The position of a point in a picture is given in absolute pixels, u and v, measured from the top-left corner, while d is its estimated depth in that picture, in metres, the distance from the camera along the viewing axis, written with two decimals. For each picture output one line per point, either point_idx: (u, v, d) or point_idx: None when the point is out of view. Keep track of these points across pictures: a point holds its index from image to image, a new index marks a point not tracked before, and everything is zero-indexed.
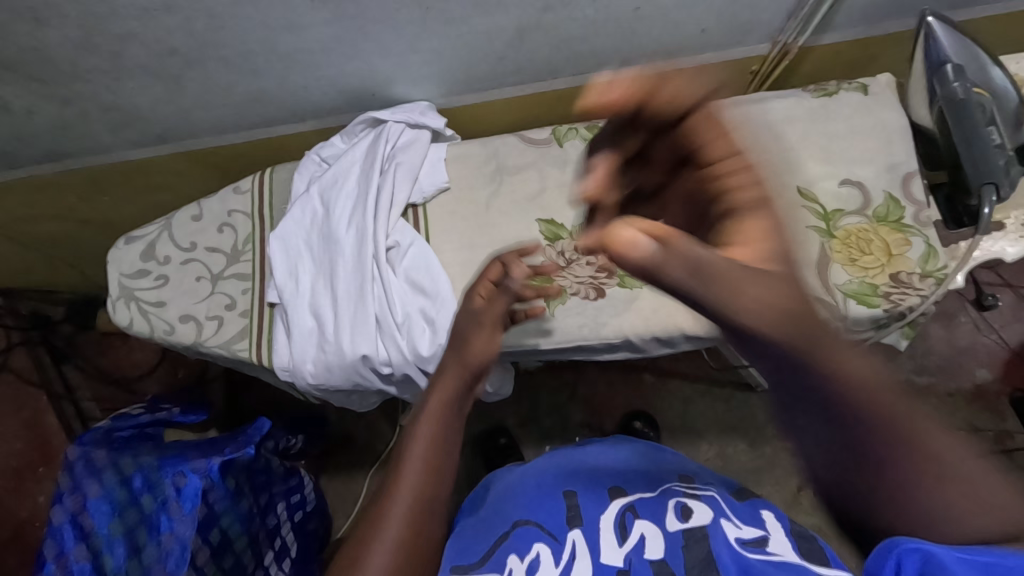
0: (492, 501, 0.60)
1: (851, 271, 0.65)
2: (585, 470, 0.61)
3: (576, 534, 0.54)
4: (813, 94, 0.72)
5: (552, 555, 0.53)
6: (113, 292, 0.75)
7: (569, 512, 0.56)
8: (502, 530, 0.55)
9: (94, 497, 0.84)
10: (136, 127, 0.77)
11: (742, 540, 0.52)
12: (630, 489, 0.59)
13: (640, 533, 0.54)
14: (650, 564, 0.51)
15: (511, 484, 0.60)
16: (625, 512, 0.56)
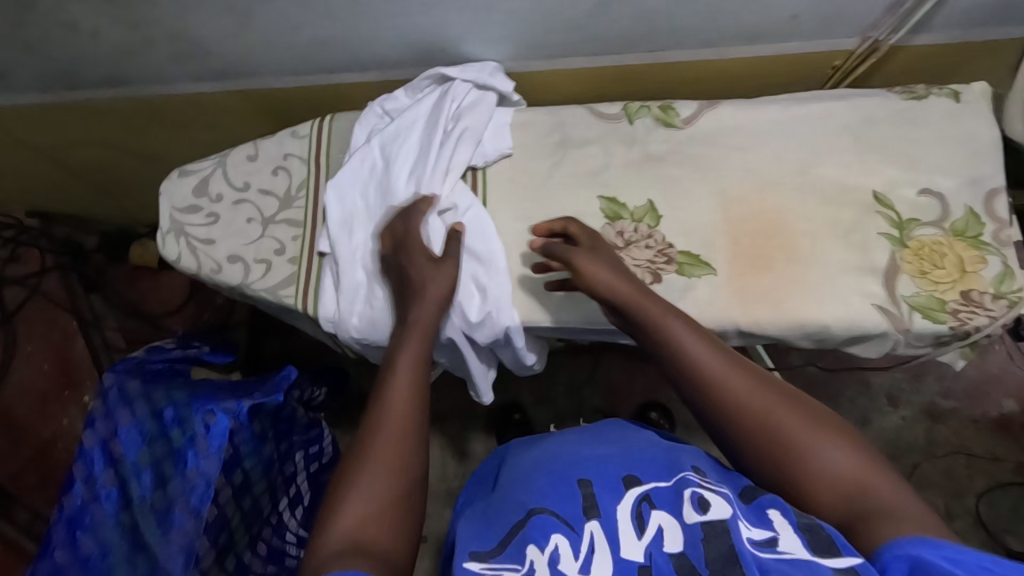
0: (507, 480, 0.54)
1: (920, 283, 0.63)
2: (598, 448, 0.51)
3: (595, 525, 0.46)
4: (899, 95, 0.69)
5: (572, 546, 0.45)
6: (163, 224, 0.74)
7: (585, 501, 0.47)
8: (517, 517, 0.48)
9: (125, 425, 0.85)
10: (199, 60, 0.76)
11: (785, 542, 0.42)
12: (648, 476, 0.49)
13: (657, 524, 0.45)
14: (671, 557, 0.43)
15: (522, 459, 0.54)
16: (642, 501, 0.47)
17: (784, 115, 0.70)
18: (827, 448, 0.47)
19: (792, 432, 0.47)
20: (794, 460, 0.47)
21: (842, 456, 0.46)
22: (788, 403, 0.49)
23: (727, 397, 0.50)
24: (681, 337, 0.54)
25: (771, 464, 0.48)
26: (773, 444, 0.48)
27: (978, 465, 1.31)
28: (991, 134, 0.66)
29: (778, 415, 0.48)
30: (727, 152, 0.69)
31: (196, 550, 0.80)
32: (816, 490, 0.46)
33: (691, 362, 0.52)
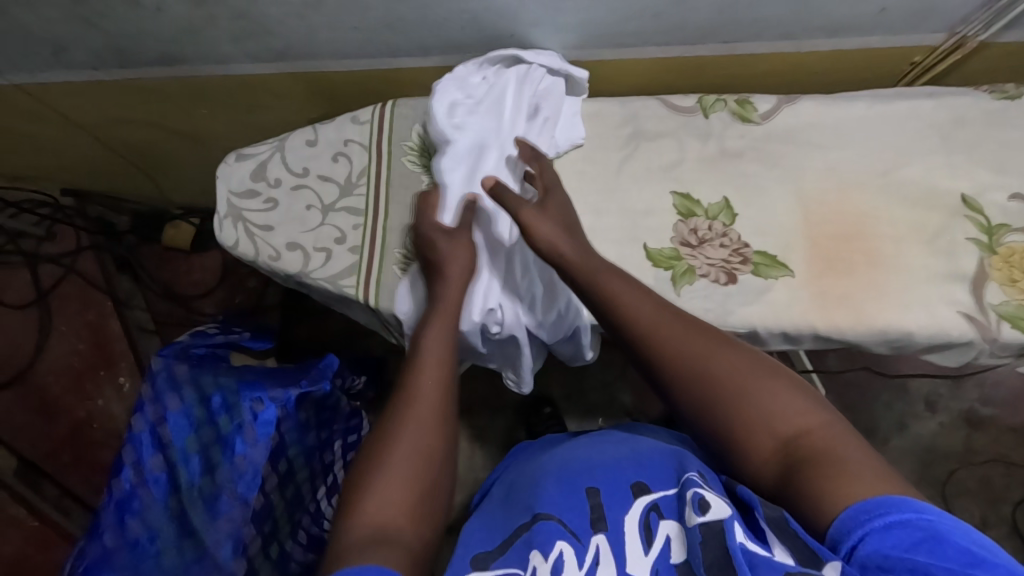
0: (517, 492, 0.57)
1: (1010, 292, 0.61)
2: (609, 458, 0.55)
3: (601, 537, 0.46)
4: (991, 95, 0.67)
5: (576, 555, 0.45)
6: (220, 209, 0.72)
7: (593, 513, 0.49)
8: (524, 522, 0.50)
9: (174, 410, 0.84)
10: (260, 40, 0.74)
11: (780, 547, 0.38)
12: (656, 484, 0.50)
13: (665, 535, 0.45)
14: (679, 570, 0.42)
15: (534, 473, 0.58)
16: (649, 512, 0.47)
17: (868, 113, 0.68)
18: (761, 393, 0.45)
19: (733, 379, 0.47)
20: (732, 405, 0.46)
21: (798, 410, 0.44)
22: (723, 353, 0.48)
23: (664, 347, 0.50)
24: (616, 293, 0.53)
25: (709, 414, 0.47)
26: (709, 392, 0.47)
27: (1016, 474, 1.29)
28: None
29: (712, 364, 0.48)
30: (806, 150, 0.67)
31: (242, 537, 0.81)
32: (755, 436, 0.45)
33: (625, 316, 0.52)
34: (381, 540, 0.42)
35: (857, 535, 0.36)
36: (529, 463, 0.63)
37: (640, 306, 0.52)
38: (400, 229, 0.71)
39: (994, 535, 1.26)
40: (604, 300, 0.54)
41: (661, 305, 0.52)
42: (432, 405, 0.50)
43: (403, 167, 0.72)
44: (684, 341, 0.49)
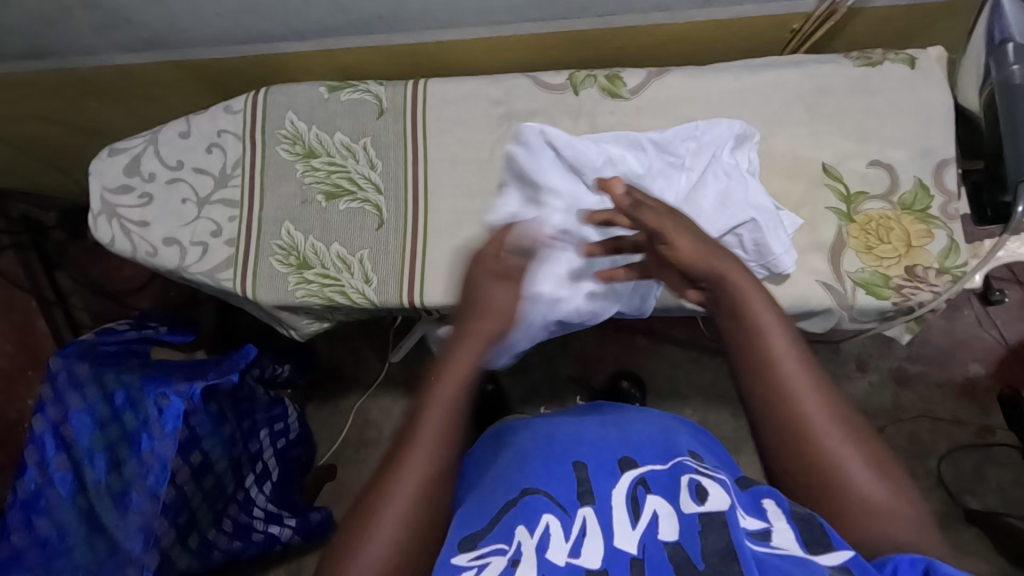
0: (499, 462, 0.55)
1: (866, 259, 0.62)
2: (592, 432, 0.55)
3: (587, 510, 0.46)
4: (855, 62, 0.66)
5: (563, 528, 0.45)
6: (94, 206, 0.71)
7: (580, 486, 0.48)
8: (508, 497, 0.48)
9: (76, 409, 0.84)
10: (124, 30, 0.72)
11: (778, 538, 0.42)
12: (643, 459, 0.50)
13: (652, 510, 0.46)
14: (665, 546, 0.43)
15: (517, 444, 0.57)
16: (637, 485, 0.48)
17: (735, 84, 0.67)
18: (868, 476, 0.45)
19: (821, 432, 0.45)
20: (839, 490, 0.45)
21: (870, 479, 0.45)
22: (851, 434, 0.46)
23: (801, 419, 0.46)
24: (766, 333, 0.48)
25: (793, 459, 0.46)
26: (812, 465, 0.45)
27: (942, 428, 1.27)
28: (945, 101, 0.64)
29: (836, 447, 0.45)
30: (677, 124, 0.67)
31: (154, 531, 0.81)
32: (829, 506, 0.45)
33: (776, 370, 0.47)
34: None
35: (917, 556, 0.40)
36: (518, 429, 0.61)
37: (785, 363, 0.47)
38: (275, 219, 0.70)
39: (921, 488, 1.24)
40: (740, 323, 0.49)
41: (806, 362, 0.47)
42: (430, 440, 0.46)
43: (277, 156, 0.71)
44: (825, 414, 0.46)
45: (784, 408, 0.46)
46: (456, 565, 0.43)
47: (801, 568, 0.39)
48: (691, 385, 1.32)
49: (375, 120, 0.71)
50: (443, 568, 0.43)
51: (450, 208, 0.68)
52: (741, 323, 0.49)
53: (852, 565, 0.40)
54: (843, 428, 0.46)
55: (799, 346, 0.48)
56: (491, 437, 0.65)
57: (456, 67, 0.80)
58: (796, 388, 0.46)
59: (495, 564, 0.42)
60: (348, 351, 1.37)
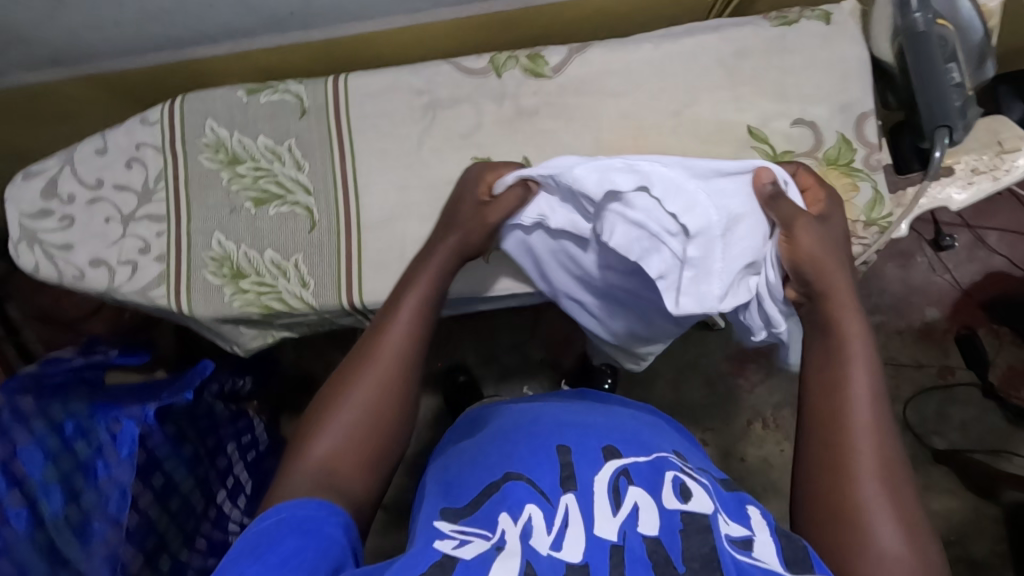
0: (482, 441, 0.56)
1: None
2: (575, 418, 0.55)
3: (570, 497, 0.46)
4: (772, 22, 0.66)
5: (545, 519, 0.44)
6: (12, 233, 0.68)
7: (563, 471, 0.48)
8: (494, 479, 0.49)
9: (24, 445, 0.79)
10: (23, 47, 0.69)
11: (759, 546, 0.43)
12: (628, 450, 0.51)
13: (634, 502, 0.45)
14: (645, 540, 0.42)
15: (498, 427, 0.57)
16: (619, 475, 0.47)
17: (656, 54, 0.67)
18: (895, 530, 0.45)
19: (857, 445, 0.48)
20: (856, 523, 0.45)
21: (886, 515, 0.45)
22: (893, 487, 0.47)
23: (849, 442, 0.48)
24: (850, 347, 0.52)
25: (816, 455, 0.50)
26: (832, 465, 0.48)
27: (905, 373, 1.30)
28: (860, 54, 0.64)
29: (871, 484, 0.46)
30: (600, 99, 0.67)
31: (121, 558, 0.80)
32: (835, 514, 0.47)
33: (842, 376, 0.51)
34: (315, 493, 0.46)
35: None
36: (501, 411, 0.61)
37: (860, 392, 0.50)
38: (204, 230, 0.68)
39: None
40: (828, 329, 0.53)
41: (883, 409, 0.50)
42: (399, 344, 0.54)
43: (200, 165, 0.69)
44: (876, 453, 0.48)
45: (838, 426, 0.49)
46: (441, 532, 0.45)
47: None
48: (660, 356, 1.33)
49: (297, 120, 0.69)
50: (428, 533, 0.45)
51: (382, 204, 0.67)
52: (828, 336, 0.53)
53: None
54: (885, 468, 0.47)
55: (881, 394, 0.50)
56: (475, 422, 0.64)
57: (381, 58, 0.78)
58: (860, 398, 0.50)
59: (478, 543, 0.43)
60: (315, 356, 1.35)
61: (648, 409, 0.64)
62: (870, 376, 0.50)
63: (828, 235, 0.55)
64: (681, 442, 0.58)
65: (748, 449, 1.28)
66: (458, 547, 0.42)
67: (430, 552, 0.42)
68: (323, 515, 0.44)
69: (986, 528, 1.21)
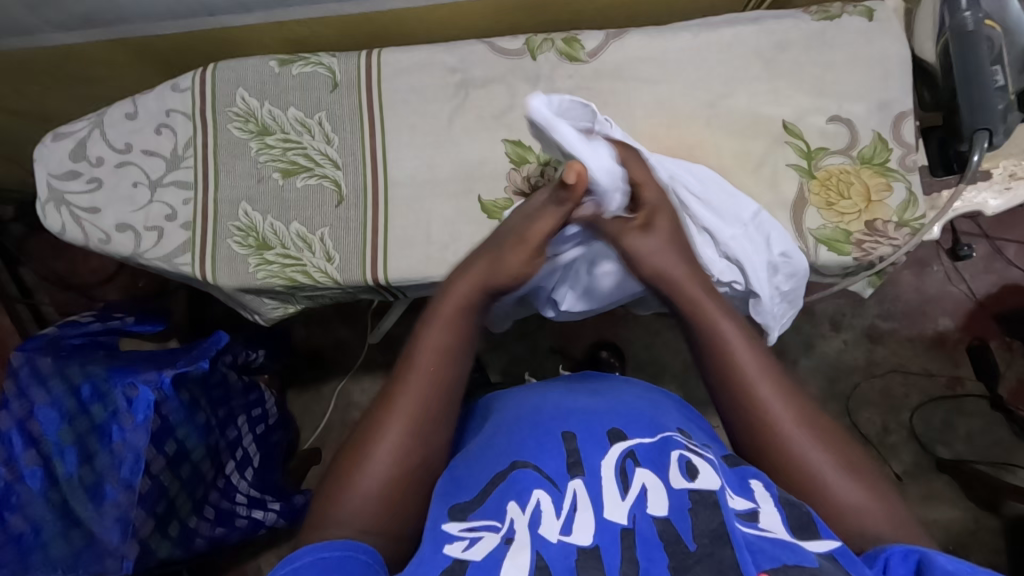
0: (488, 432, 0.56)
1: (827, 215, 0.62)
2: (580, 403, 0.55)
3: (577, 483, 0.47)
4: (813, 16, 0.65)
5: (554, 503, 0.45)
6: (40, 194, 0.68)
7: (569, 458, 0.49)
8: (498, 468, 0.49)
9: (41, 403, 0.82)
10: (56, 6, 0.68)
11: (764, 517, 0.43)
12: (631, 432, 0.51)
13: (641, 483, 0.45)
14: (655, 521, 0.42)
15: (503, 414, 0.57)
16: (625, 458, 0.48)
17: (693, 43, 0.66)
18: (841, 478, 0.47)
19: (777, 416, 0.49)
20: (809, 490, 0.47)
21: (852, 487, 0.46)
22: (823, 438, 0.48)
23: (757, 404, 0.49)
24: (719, 325, 0.53)
25: (752, 436, 0.50)
26: (765, 442, 0.49)
27: (914, 381, 1.29)
28: (901, 52, 0.63)
29: (806, 450, 0.48)
30: (634, 85, 0.66)
31: (132, 521, 0.81)
32: (796, 484, 0.47)
33: (728, 355, 0.51)
34: (349, 539, 0.43)
35: (910, 548, 0.41)
36: (504, 397, 0.62)
37: (751, 365, 0.51)
38: (231, 200, 0.68)
39: (894, 440, 1.27)
40: (694, 311, 0.54)
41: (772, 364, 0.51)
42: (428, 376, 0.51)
43: (230, 134, 0.69)
44: (792, 417, 0.49)
45: (755, 413, 0.49)
46: (449, 533, 0.44)
47: (787, 551, 0.39)
48: (669, 351, 1.33)
49: (328, 94, 0.69)
50: (436, 537, 0.44)
51: (408, 179, 0.67)
52: (701, 327, 0.53)
53: (839, 554, 0.41)
54: (801, 414, 0.49)
55: (747, 335, 0.52)
56: (478, 411, 0.65)
57: (412, 35, 0.77)
58: (744, 357, 0.51)
59: (488, 538, 0.43)
60: (326, 334, 1.36)
61: (649, 386, 0.63)
62: (734, 335, 0.52)
63: (670, 222, 0.57)
64: (682, 417, 0.57)
65: None
66: (467, 548, 0.42)
67: (437, 558, 0.42)
68: (350, 557, 0.42)
69: (986, 538, 1.20)
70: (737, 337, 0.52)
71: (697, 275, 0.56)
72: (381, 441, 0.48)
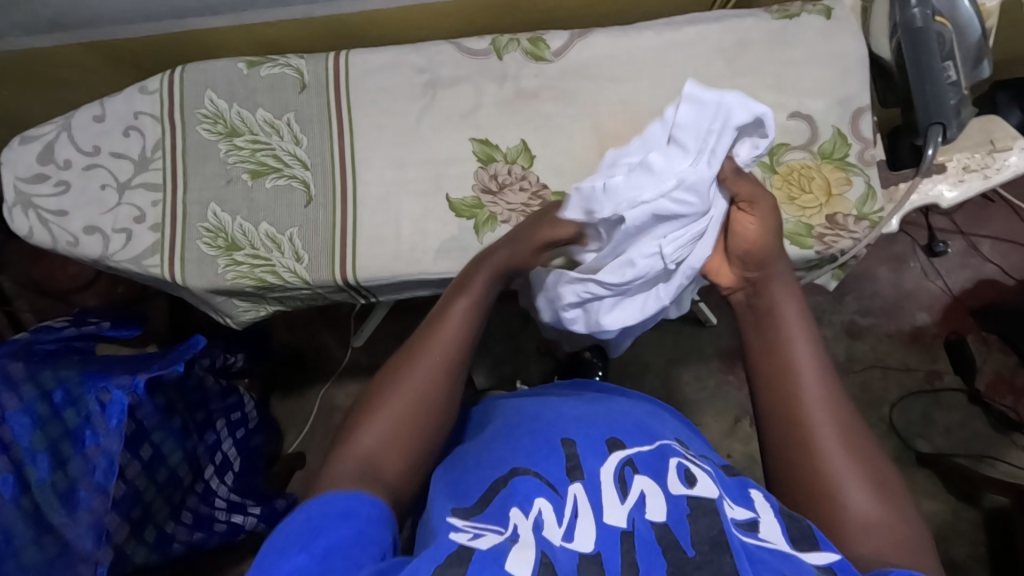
0: (486, 440, 0.55)
1: (789, 209, 0.63)
2: (579, 411, 0.55)
3: (578, 488, 0.47)
4: (773, 15, 0.67)
5: (555, 511, 0.45)
6: (7, 197, 0.68)
7: (569, 462, 0.49)
8: (500, 475, 0.49)
9: (13, 410, 0.80)
10: (23, 9, 0.68)
11: (765, 528, 0.44)
12: (631, 441, 0.51)
13: (640, 489, 0.46)
14: (654, 526, 0.43)
15: (502, 422, 0.57)
16: (623, 465, 0.48)
17: (657, 42, 0.67)
18: (864, 491, 0.47)
19: (818, 427, 0.50)
20: (829, 496, 0.48)
21: (871, 508, 0.47)
22: (858, 456, 0.49)
23: (803, 409, 0.50)
24: (792, 337, 0.53)
25: (785, 433, 0.51)
26: (799, 441, 0.50)
27: (893, 376, 1.31)
28: (858, 49, 0.65)
29: (838, 457, 0.49)
30: (600, 84, 0.67)
31: (106, 526, 0.81)
32: (817, 490, 0.48)
33: (793, 363, 0.52)
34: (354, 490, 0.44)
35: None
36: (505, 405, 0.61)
37: (807, 368, 0.52)
38: (200, 201, 0.68)
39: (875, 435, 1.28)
40: (767, 316, 0.54)
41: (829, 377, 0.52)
42: (435, 360, 0.52)
43: (198, 136, 0.69)
44: (836, 427, 0.50)
45: (797, 411, 0.50)
46: (454, 527, 0.43)
47: (785, 561, 0.41)
48: (651, 350, 1.34)
49: (297, 95, 0.69)
50: (442, 529, 0.43)
51: (377, 179, 0.67)
52: (773, 333, 0.53)
53: (837, 567, 0.42)
54: (853, 442, 0.49)
55: (822, 358, 0.52)
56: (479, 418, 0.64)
57: (384, 36, 0.78)
58: (807, 367, 0.52)
59: (490, 535, 0.42)
60: (308, 337, 1.36)
61: (641, 396, 0.65)
62: (806, 349, 0.52)
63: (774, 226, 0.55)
64: (679, 426, 0.59)
65: (736, 444, 1.29)
66: (472, 538, 0.42)
67: (445, 543, 0.41)
68: (356, 502, 0.43)
69: (968, 531, 1.22)
70: (807, 351, 0.52)
71: (788, 294, 0.54)
72: (381, 425, 0.49)
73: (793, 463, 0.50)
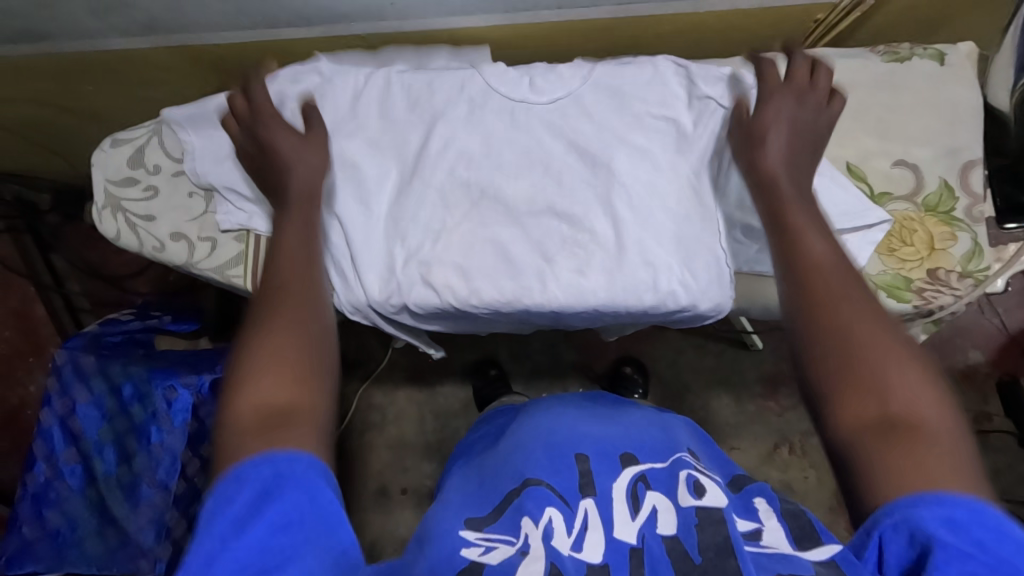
0: (505, 447, 0.54)
1: (888, 261, 0.61)
2: (592, 427, 0.53)
3: (589, 502, 0.46)
4: (881, 57, 0.65)
5: (565, 521, 0.44)
6: (97, 199, 0.69)
7: (581, 478, 0.48)
8: (513, 486, 0.48)
9: (83, 402, 0.83)
10: (123, 13, 0.69)
11: (769, 536, 0.41)
12: (642, 455, 0.50)
13: (652, 504, 0.45)
14: (663, 540, 0.42)
15: (519, 431, 0.55)
16: (637, 481, 0.47)
17: None
18: (903, 382, 0.39)
19: (837, 315, 0.42)
20: (867, 399, 0.39)
21: (906, 393, 0.39)
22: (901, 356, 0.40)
23: (816, 293, 0.44)
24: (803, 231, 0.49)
25: (805, 326, 0.43)
26: (817, 327, 0.43)
27: None
28: (972, 99, 0.63)
29: (867, 350, 0.40)
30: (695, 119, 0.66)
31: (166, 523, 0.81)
32: (845, 394, 0.40)
33: (806, 256, 0.47)
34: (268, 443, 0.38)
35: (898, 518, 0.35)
36: (533, 401, 0.60)
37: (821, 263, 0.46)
38: None
39: None
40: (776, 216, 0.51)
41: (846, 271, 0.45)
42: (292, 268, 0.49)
43: None
44: (860, 319, 0.42)
45: (809, 301, 0.44)
46: (466, 539, 0.43)
47: (787, 565, 0.38)
48: (693, 371, 1.32)
49: None
50: (451, 540, 0.43)
51: None
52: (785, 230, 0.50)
53: (840, 558, 0.37)
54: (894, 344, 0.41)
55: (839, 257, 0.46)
56: (514, 415, 0.64)
57: None
58: (826, 255, 0.46)
59: (503, 548, 0.42)
60: (350, 339, 1.32)
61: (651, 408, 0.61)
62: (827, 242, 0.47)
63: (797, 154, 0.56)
64: (691, 436, 0.56)
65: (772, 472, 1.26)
66: (483, 553, 0.41)
67: (456, 559, 0.41)
68: (287, 475, 0.37)
69: None
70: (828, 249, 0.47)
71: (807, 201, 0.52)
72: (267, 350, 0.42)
73: (820, 361, 0.42)
